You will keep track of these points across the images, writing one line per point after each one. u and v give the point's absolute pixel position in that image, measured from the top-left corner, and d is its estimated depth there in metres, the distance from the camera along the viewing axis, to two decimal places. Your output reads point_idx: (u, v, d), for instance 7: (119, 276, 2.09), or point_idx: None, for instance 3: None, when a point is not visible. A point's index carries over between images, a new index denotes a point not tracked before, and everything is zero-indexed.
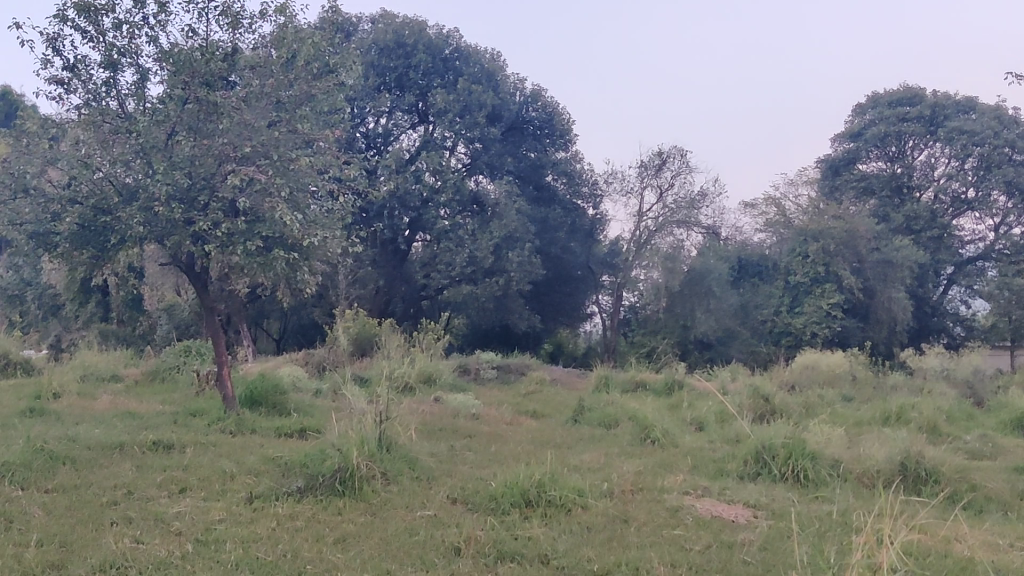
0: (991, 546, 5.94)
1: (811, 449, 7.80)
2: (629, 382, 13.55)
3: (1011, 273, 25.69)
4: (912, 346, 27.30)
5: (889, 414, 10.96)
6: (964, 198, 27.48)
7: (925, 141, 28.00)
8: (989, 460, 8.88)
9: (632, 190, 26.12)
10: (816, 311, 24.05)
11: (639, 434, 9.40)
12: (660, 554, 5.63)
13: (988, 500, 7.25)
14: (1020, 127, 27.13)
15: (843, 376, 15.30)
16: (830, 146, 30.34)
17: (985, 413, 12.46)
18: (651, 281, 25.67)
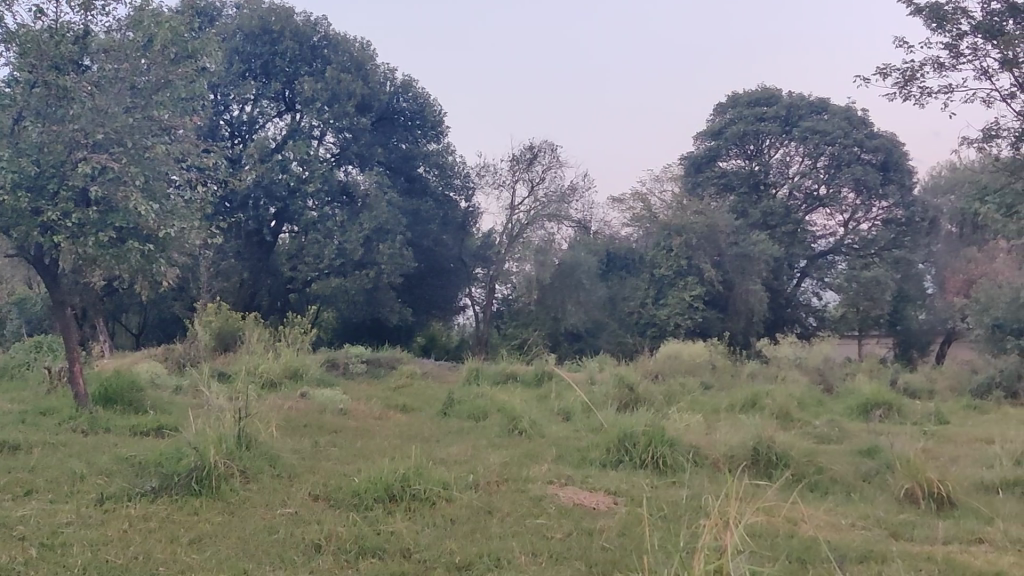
0: (833, 526, 6.26)
1: (670, 436, 8.05)
2: (499, 374, 13.62)
3: (860, 267, 27.10)
4: (768, 336, 28.53)
5: (746, 401, 11.41)
6: (817, 195, 28.73)
7: (781, 140, 29.14)
8: (836, 444, 9.34)
9: (503, 183, 26.30)
10: (679, 302, 24.85)
11: (507, 426, 9.47)
12: (521, 543, 5.69)
13: (833, 481, 7.61)
14: (868, 128, 28.63)
15: (703, 365, 15.80)
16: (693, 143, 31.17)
17: (833, 399, 13.09)
18: (524, 274, 25.60)
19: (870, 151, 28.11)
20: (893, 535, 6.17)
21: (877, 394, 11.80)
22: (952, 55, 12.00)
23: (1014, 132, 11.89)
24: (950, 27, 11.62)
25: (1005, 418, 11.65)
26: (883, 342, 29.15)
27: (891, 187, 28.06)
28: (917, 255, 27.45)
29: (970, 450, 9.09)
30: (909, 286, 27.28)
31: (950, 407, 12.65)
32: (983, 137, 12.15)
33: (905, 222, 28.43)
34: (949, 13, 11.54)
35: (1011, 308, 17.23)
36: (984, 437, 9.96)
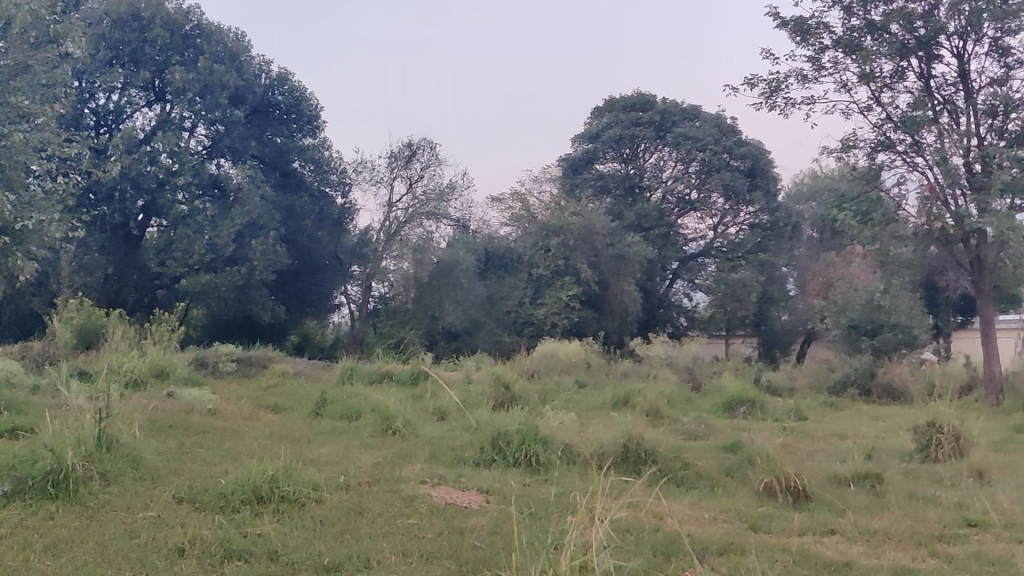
0: (697, 521, 6.48)
1: (543, 434, 8.16)
2: (374, 373, 13.51)
3: (727, 269, 28.09)
4: (642, 335, 29.21)
5: (618, 399, 11.65)
6: (688, 199, 29.65)
7: (655, 145, 29.93)
8: (702, 440, 9.64)
9: (381, 180, 26.15)
10: (556, 302, 25.23)
11: (380, 426, 9.40)
12: (392, 544, 5.68)
13: (698, 477, 7.84)
14: (736, 135, 29.74)
15: (578, 364, 16.04)
16: (570, 145, 31.50)
17: (701, 396, 13.48)
18: (401, 271, 25.56)
19: (738, 157, 29.22)
20: (752, 528, 6.43)
21: (741, 392, 12.24)
22: (815, 68, 12.58)
23: (869, 142, 12.55)
24: (812, 41, 12.16)
25: (859, 414, 12.28)
26: (749, 341, 30.08)
27: (757, 193, 29.17)
28: (781, 258, 28.68)
29: (827, 445, 9.54)
30: (773, 287, 28.39)
31: (808, 404, 13.25)
32: (842, 147, 12.80)
33: (770, 227, 29.57)
34: (812, 27, 12.08)
35: (865, 309, 18.18)
36: (839, 432, 10.47)
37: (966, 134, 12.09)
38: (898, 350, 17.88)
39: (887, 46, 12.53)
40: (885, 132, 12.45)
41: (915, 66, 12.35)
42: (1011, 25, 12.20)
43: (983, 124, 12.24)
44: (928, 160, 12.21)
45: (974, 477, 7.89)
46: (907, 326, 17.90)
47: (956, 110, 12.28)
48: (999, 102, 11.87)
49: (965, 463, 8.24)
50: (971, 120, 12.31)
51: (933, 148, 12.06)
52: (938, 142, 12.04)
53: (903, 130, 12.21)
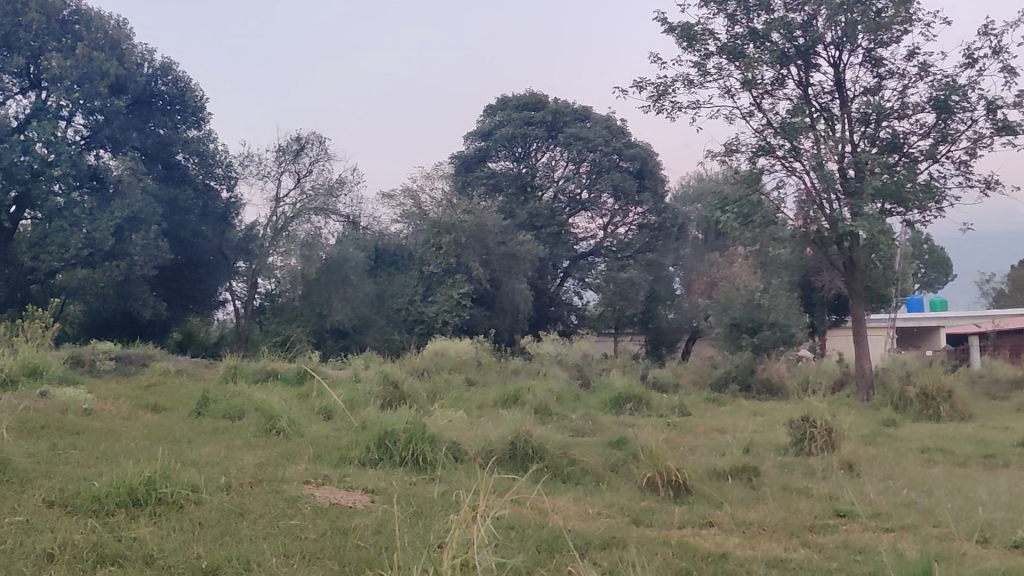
0: (581, 516, 6.59)
1: (430, 433, 8.16)
2: (259, 372, 13.24)
3: (617, 269, 28.69)
4: (532, 333, 29.46)
5: (507, 397, 11.72)
6: (579, 199, 30.00)
7: (547, 144, 30.22)
8: (589, 436, 9.77)
9: (269, 175, 25.68)
10: (447, 300, 25.28)
11: (264, 425, 9.23)
12: (272, 546, 5.59)
13: (584, 472, 7.92)
14: (625, 137, 30.36)
15: (469, 362, 16.05)
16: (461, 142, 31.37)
17: (590, 394, 13.67)
18: (288, 268, 25.02)
19: (627, 159, 29.81)
20: (635, 522, 6.56)
21: (628, 389, 12.46)
22: (700, 73, 12.91)
23: (751, 147, 12.96)
24: (698, 47, 12.47)
25: (739, 410, 12.68)
26: (637, 339, 30.65)
27: (646, 194, 29.85)
28: (668, 258, 29.39)
29: (708, 440, 9.81)
30: (659, 286, 29.04)
31: (692, 400, 13.61)
32: (725, 151, 13.19)
33: (657, 227, 30.24)
34: (698, 33, 12.39)
35: (746, 308, 18.77)
36: (720, 427, 10.77)
37: (841, 140, 12.59)
38: (776, 347, 18.52)
39: (769, 54, 12.95)
40: (766, 137, 12.87)
41: (795, 74, 12.80)
42: (885, 37, 12.74)
43: (857, 131, 12.76)
44: (806, 165, 12.67)
45: (844, 470, 8.24)
46: (785, 325, 18.59)
47: (833, 117, 12.76)
48: (873, 111, 12.40)
49: (837, 456, 8.60)
50: (846, 127, 12.82)
51: (811, 154, 12.53)
52: (815, 147, 12.52)
53: (782, 136, 12.64)
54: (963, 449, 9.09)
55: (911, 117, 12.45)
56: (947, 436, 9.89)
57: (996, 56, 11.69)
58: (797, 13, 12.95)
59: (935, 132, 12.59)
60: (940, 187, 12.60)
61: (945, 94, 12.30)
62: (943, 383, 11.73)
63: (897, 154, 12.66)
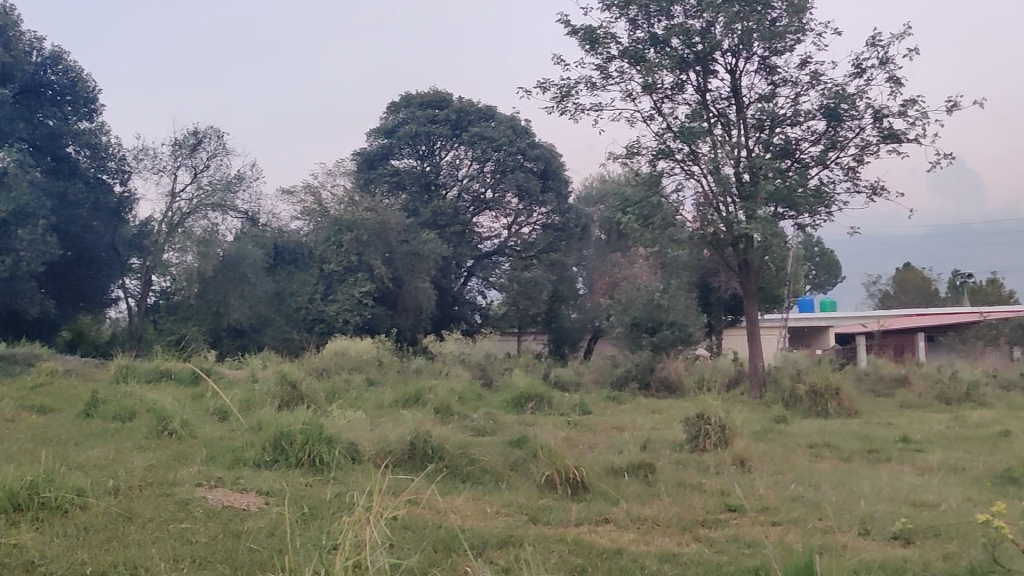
0: (478, 515, 6.61)
1: (328, 433, 8.07)
2: (153, 372, 12.89)
3: (520, 269, 29.01)
4: (435, 332, 29.42)
5: (408, 396, 11.68)
6: (483, 198, 30.08)
7: (451, 143, 30.17)
8: (490, 435, 9.80)
9: (164, 169, 24.96)
10: (348, 298, 25.20)
11: (156, 426, 8.99)
12: (161, 549, 5.47)
13: (484, 471, 7.92)
14: (530, 137, 30.66)
15: (370, 361, 15.93)
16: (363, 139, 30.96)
17: (491, 392, 13.74)
18: (183, 265, 24.19)
19: (532, 159, 30.10)
20: (532, 520, 6.60)
21: (530, 388, 12.54)
22: (603, 76, 13.09)
23: (651, 150, 13.20)
24: (601, 50, 12.64)
25: (638, 408, 12.89)
26: (540, 338, 30.91)
27: (549, 194, 30.11)
28: (571, 258, 29.74)
29: (606, 438, 9.94)
30: (562, 286, 29.41)
31: (592, 398, 13.80)
32: (626, 153, 13.39)
33: (561, 227, 30.43)
34: (601, 37, 12.56)
35: (646, 308, 19.10)
36: (618, 425, 10.93)
37: (737, 145, 12.93)
38: (674, 346, 18.91)
39: (668, 59, 13.20)
40: (666, 140, 13.13)
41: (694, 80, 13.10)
42: (779, 45, 13.13)
43: (752, 137, 13.12)
44: (703, 168, 12.97)
45: (737, 465, 8.45)
46: (683, 324, 18.99)
47: (729, 123, 13.10)
48: (767, 117, 12.78)
49: (730, 451, 8.82)
50: (741, 132, 13.17)
51: (708, 158, 12.83)
52: (712, 151, 12.83)
53: (681, 140, 12.91)
54: (849, 444, 9.43)
55: (803, 124, 12.87)
56: (834, 431, 10.25)
57: (882, 67, 12.17)
58: (696, 20, 13.24)
59: (825, 139, 13.04)
60: (829, 192, 13.06)
61: (835, 103, 12.74)
62: (832, 381, 12.17)
63: (789, 160, 13.06)
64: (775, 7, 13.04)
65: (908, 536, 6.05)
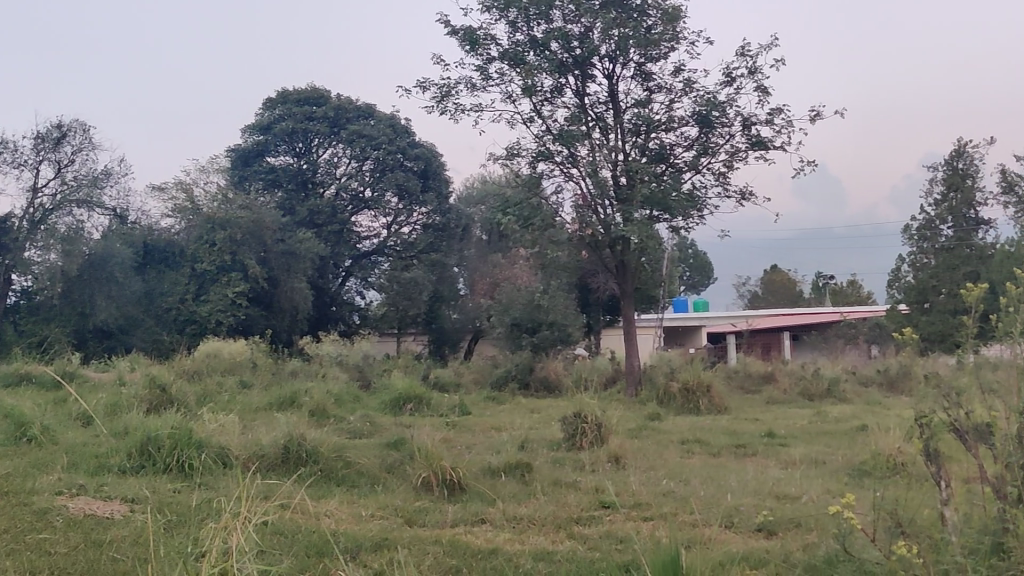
0: (353, 518, 6.56)
1: (198, 438, 7.87)
2: (11, 376, 12.28)
3: (400, 269, 28.86)
4: (312, 333, 29.04)
5: (284, 399, 11.48)
6: (362, 197, 29.84)
7: (329, 140, 29.85)
8: (367, 437, 9.73)
9: (25, 163, 23.84)
10: (221, 299, 24.38)
11: (13, 433, 8.58)
12: (18, 562, 5.23)
13: (359, 474, 7.86)
14: (410, 135, 30.75)
15: (245, 363, 15.58)
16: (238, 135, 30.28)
17: (369, 395, 13.64)
18: (46, 263, 23.06)
19: (411, 158, 30.10)
20: (407, 522, 6.58)
21: (409, 389, 12.50)
22: (482, 77, 13.16)
23: (530, 152, 13.35)
24: (480, 51, 12.71)
25: (516, 407, 13.01)
26: (419, 339, 30.81)
27: (429, 194, 30.24)
28: (452, 259, 29.80)
29: (484, 438, 9.99)
30: (443, 287, 29.11)
31: (471, 399, 13.85)
32: (506, 154, 13.51)
33: (442, 227, 30.60)
34: (481, 38, 12.62)
35: (526, 308, 19.30)
36: (496, 425, 11.00)
37: (614, 148, 13.20)
38: (554, 346, 19.15)
39: (547, 63, 13.37)
40: (545, 143, 13.30)
41: (572, 84, 13.30)
42: (654, 52, 13.48)
43: (628, 141, 13.42)
44: (582, 171, 13.19)
45: (611, 463, 8.63)
46: (563, 324, 19.27)
47: (606, 126, 13.36)
48: (642, 122, 13.09)
49: (605, 449, 9.00)
50: (618, 136, 13.45)
51: (586, 161, 13.05)
52: (589, 155, 13.07)
53: (560, 143, 13.10)
54: (718, 440, 9.76)
55: (677, 130, 13.25)
56: (704, 428, 10.58)
57: (751, 77, 12.62)
58: (574, 25, 13.47)
59: (698, 145, 13.44)
60: (702, 196, 13.47)
61: (707, 110, 13.14)
62: (703, 378, 12.58)
63: (664, 164, 13.42)
64: (650, 15, 13.38)
65: (771, 527, 6.30)
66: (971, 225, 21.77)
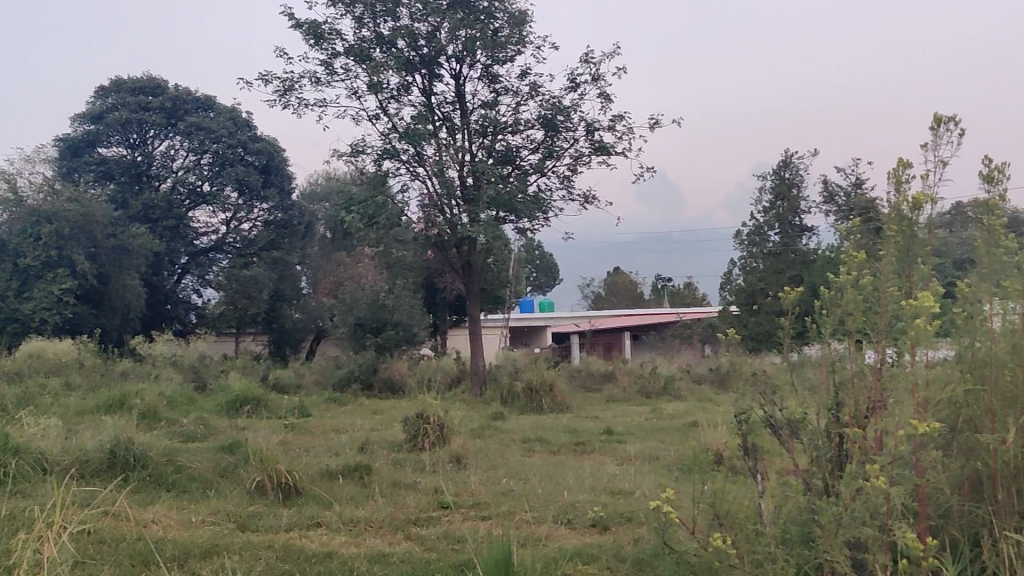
0: (183, 525, 6.35)
1: (15, 443, 7.42)
2: None
3: (239, 266, 28.18)
4: (145, 333, 27.70)
5: (113, 402, 10.97)
6: (199, 191, 28.82)
7: (166, 132, 28.79)
8: (201, 441, 9.42)
9: None
10: (47, 297, 23.13)
11: None
12: None
13: (190, 479, 7.59)
14: (251, 130, 30.18)
15: (70, 364, 14.77)
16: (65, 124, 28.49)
17: (204, 396, 13.19)
18: None
19: (252, 153, 29.58)
20: (240, 528, 6.41)
21: (246, 391, 12.18)
22: (327, 72, 12.96)
23: (376, 149, 13.24)
24: (325, 46, 12.51)
25: (358, 409, 12.87)
26: (259, 339, 30.27)
27: (271, 190, 29.68)
28: (294, 257, 29.30)
29: (323, 441, 9.84)
30: (284, 285, 28.72)
31: (312, 401, 13.60)
32: (351, 151, 13.35)
33: (283, 224, 29.99)
34: (325, 33, 12.43)
35: (370, 308, 19.13)
36: (337, 427, 10.85)
37: (460, 149, 13.25)
38: (398, 346, 19.06)
39: (394, 60, 13.30)
40: (390, 141, 13.21)
41: (418, 83, 13.27)
42: (500, 55, 13.61)
43: (475, 142, 13.50)
44: (428, 171, 13.17)
45: (452, 463, 8.67)
46: (408, 324, 19.19)
47: (454, 126, 13.40)
48: (488, 123, 13.19)
49: (446, 449, 9.02)
50: (464, 137, 13.50)
51: (433, 160, 13.05)
52: (436, 154, 13.07)
53: (406, 141, 13.05)
54: (558, 438, 9.94)
55: (523, 132, 13.43)
56: (545, 426, 10.76)
57: (594, 83, 12.91)
58: (421, 24, 13.44)
59: (543, 148, 13.66)
60: (547, 199, 13.71)
61: (552, 114, 13.37)
62: (546, 377, 12.83)
63: (510, 166, 13.58)
64: (497, 18, 13.52)
65: (605, 523, 6.46)
66: (796, 231, 23.10)
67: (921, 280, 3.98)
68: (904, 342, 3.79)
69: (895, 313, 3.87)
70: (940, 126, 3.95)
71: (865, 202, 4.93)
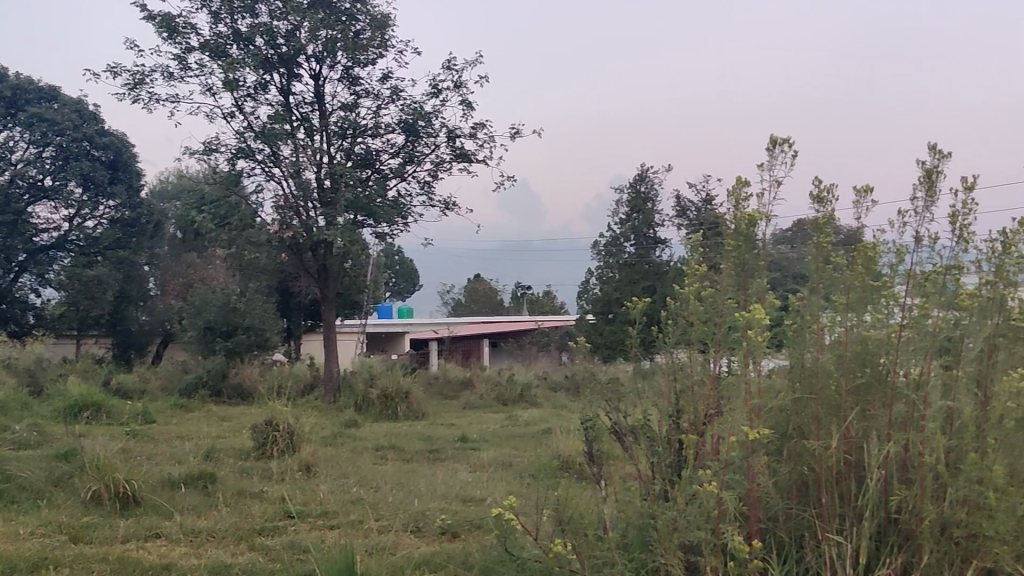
0: (10, 538, 6.01)
1: None
2: None
3: (82, 264, 26.79)
4: None
5: None
6: (40, 186, 27.39)
7: (4, 122, 27.18)
8: (33, 448, 8.95)
9: None
10: None
11: None
12: None
13: (20, 490, 7.20)
14: (98, 123, 28.86)
15: None
16: None
17: (39, 401, 12.52)
18: None
19: (99, 147, 28.43)
20: (72, 540, 6.12)
21: (85, 396, 11.63)
22: (180, 67, 12.55)
23: (230, 148, 12.90)
24: (179, 40, 12.12)
25: (206, 415, 12.45)
26: (102, 343, 29.64)
27: (118, 186, 28.47)
28: (141, 258, 28.29)
29: (168, 448, 9.51)
30: (131, 288, 27.79)
31: (157, 407, 13.11)
32: (204, 149, 12.97)
33: (131, 223, 28.75)
34: (179, 26, 12.04)
35: (221, 312, 18.60)
36: (182, 434, 10.50)
37: (319, 151, 13.06)
38: (250, 351, 18.63)
39: (251, 58, 13.00)
40: (246, 140, 12.90)
41: (277, 82, 13.01)
42: (361, 58, 13.49)
43: (334, 145, 13.33)
44: (285, 172, 12.93)
45: (302, 471, 8.51)
46: (261, 329, 18.80)
47: (312, 128, 13.20)
48: (348, 126, 13.05)
49: (296, 457, 8.85)
50: (323, 139, 13.31)
51: (289, 161, 12.83)
52: (293, 155, 12.84)
53: (262, 141, 12.77)
54: (412, 446, 9.91)
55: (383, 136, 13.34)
56: (399, 434, 10.71)
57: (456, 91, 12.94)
58: (281, 22, 13.18)
59: (404, 153, 13.61)
60: (406, 204, 13.66)
61: (413, 119, 13.34)
62: (403, 384, 12.77)
63: (369, 170, 13.48)
64: (359, 20, 13.40)
65: (454, 530, 6.46)
66: (650, 243, 23.77)
67: (756, 293, 4.17)
68: (738, 352, 3.93)
69: (731, 323, 3.99)
70: (775, 147, 4.14)
71: (709, 220, 5.12)
